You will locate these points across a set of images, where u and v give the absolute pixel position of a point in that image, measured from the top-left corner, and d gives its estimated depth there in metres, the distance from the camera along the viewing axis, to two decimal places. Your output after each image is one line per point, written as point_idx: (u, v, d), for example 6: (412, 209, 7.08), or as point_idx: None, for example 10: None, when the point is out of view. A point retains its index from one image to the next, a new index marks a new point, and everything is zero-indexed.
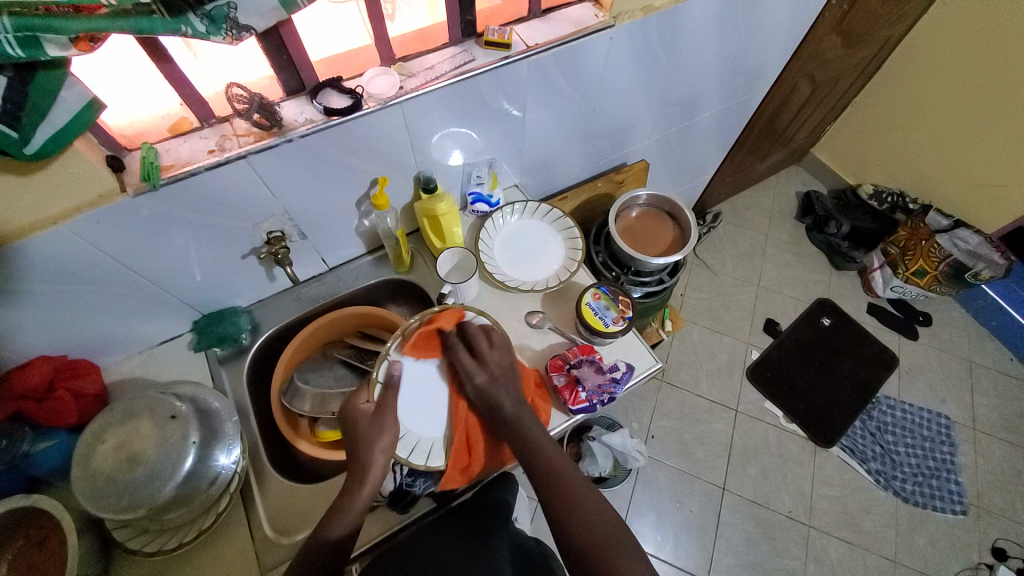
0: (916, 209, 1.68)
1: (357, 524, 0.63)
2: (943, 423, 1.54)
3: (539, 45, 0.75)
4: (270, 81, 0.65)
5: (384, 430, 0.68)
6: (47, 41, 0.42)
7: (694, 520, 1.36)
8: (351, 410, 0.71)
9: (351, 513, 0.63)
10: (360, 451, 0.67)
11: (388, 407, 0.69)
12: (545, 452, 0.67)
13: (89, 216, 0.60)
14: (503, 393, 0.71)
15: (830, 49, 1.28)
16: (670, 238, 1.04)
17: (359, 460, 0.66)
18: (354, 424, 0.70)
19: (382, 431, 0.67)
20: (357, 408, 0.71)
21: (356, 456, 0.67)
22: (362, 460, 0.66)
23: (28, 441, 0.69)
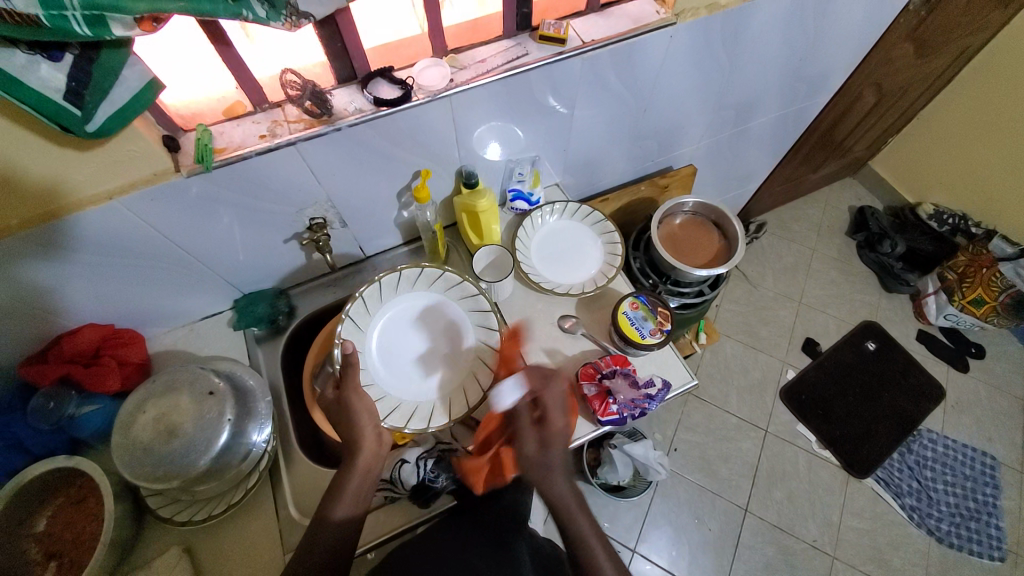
0: (979, 233, 1.57)
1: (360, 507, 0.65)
2: (989, 463, 1.45)
3: (595, 41, 0.72)
4: (323, 67, 0.65)
5: (358, 406, 0.68)
6: (112, 20, 0.42)
7: (712, 539, 1.33)
8: (322, 398, 0.70)
9: (352, 494, 0.64)
10: (346, 430, 0.67)
11: (354, 386, 0.68)
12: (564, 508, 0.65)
13: (144, 194, 0.61)
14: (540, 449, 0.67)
15: (902, 58, 1.20)
16: (714, 250, 1.00)
17: (350, 438, 0.67)
18: (330, 412, 0.69)
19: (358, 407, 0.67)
20: (324, 397, 0.70)
21: (346, 434, 0.67)
22: (351, 436, 0.67)
23: (74, 404, 0.72)
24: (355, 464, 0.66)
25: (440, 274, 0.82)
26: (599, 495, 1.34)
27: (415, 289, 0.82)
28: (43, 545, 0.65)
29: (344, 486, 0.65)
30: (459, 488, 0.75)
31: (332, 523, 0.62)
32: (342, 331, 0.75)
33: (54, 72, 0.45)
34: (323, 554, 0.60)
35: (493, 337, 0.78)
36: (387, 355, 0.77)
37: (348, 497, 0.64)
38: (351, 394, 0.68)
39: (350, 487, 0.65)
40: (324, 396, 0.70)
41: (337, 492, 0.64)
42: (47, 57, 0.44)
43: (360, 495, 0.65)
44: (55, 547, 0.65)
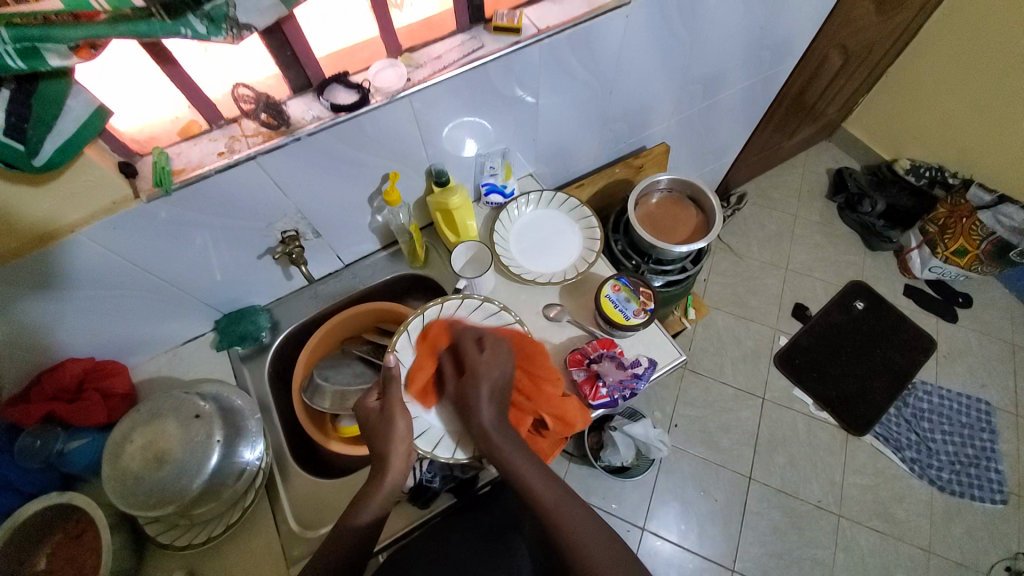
0: (956, 184, 1.59)
1: (382, 515, 0.64)
2: (983, 409, 1.47)
3: (550, 28, 0.72)
4: (275, 79, 0.64)
5: (396, 416, 0.67)
6: (47, 51, 0.41)
7: (719, 509, 1.34)
8: (364, 408, 0.70)
9: (376, 504, 0.64)
10: (379, 445, 0.66)
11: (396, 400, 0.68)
12: (526, 476, 0.63)
13: (105, 223, 0.60)
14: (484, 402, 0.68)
15: (863, 17, 1.20)
16: (693, 225, 1.00)
17: (380, 451, 0.65)
18: (367, 422, 0.69)
19: (393, 417, 0.66)
20: (366, 405, 0.70)
21: (378, 447, 0.66)
22: (380, 451, 0.65)
23: (60, 441, 0.71)
24: (382, 483, 0.64)
25: (496, 310, 0.77)
26: (603, 478, 1.36)
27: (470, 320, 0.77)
28: None
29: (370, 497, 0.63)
30: (458, 486, 0.75)
31: (358, 527, 0.62)
32: (397, 344, 0.73)
33: None
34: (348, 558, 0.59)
35: None
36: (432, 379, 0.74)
37: (373, 504, 0.63)
38: (393, 406, 0.68)
39: (374, 501, 0.63)
40: (367, 406, 0.70)
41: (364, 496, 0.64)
42: None
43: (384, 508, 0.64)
44: None
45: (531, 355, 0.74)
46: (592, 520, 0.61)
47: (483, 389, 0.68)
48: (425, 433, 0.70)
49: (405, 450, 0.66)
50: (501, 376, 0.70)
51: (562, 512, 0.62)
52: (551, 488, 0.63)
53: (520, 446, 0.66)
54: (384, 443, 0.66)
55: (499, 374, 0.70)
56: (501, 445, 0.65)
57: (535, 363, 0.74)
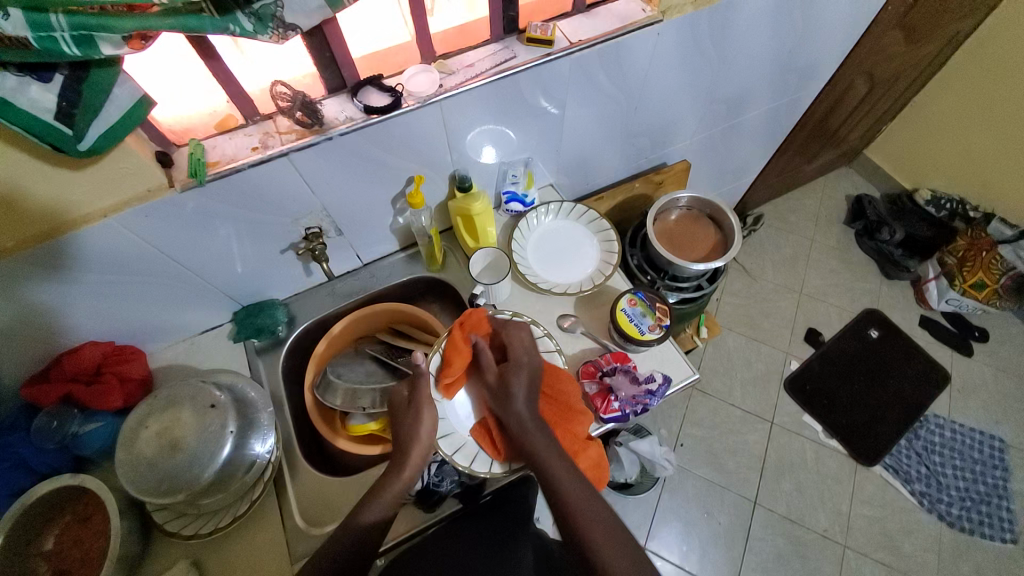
0: (977, 217, 1.57)
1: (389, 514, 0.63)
2: (997, 446, 1.44)
3: (582, 41, 0.73)
4: (312, 78, 0.66)
5: (423, 409, 0.68)
6: (101, 40, 0.42)
7: (721, 533, 1.32)
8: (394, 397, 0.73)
9: (386, 501, 0.63)
10: (404, 431, 0.67)
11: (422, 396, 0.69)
12: (555, 477, 0.62)
13: (138, 211, 0.62)
14: (523, 393, 0.68)
15: (891, 45, 1.20)
16: (711, 243, 1.00)
17: (400, 444, 0.66)
18: (395, 410, 0.71)
19: (420, 413, 0.68)
20: (399, 394, 0.72)
21: (400, 436, 0.67)
22: (401, 442, 0.67)
23: (75, 422, 0.72)
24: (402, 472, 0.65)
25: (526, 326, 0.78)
26: (606, 493, 1.34)
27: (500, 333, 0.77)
28: (50, 564, 0.65)
29: (383, 489, 0.64)
30: (465, 492, 0.74)
31: (362, 525, 0.62)
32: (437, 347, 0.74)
33: (43, 93, 0.46)
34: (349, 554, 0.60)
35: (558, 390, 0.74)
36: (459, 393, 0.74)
37: (381, 502, 0.63)
38: (421, 400, 0.69)
39: (392, 489, 0.64)
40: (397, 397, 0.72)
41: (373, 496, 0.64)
42: (36, 78, 0.45)
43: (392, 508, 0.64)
44: (63, 565, 0.65)
45: (556, 371, 0.73)
46: (616, 526, 0.60)
47: (522, 384, 0.69)
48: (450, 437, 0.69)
49: (427, 443, 0.66)
50: (535, 368, 0.71)
51: (582, 514, 0.60)
52: (577, 489, 0.62)
53: (552, 443, 0.65)
54: (411, 427, 0.67)
55: (530, 368, 0.71)
56: (533, 441, 0.65)
57: (555, 377, 0.73)
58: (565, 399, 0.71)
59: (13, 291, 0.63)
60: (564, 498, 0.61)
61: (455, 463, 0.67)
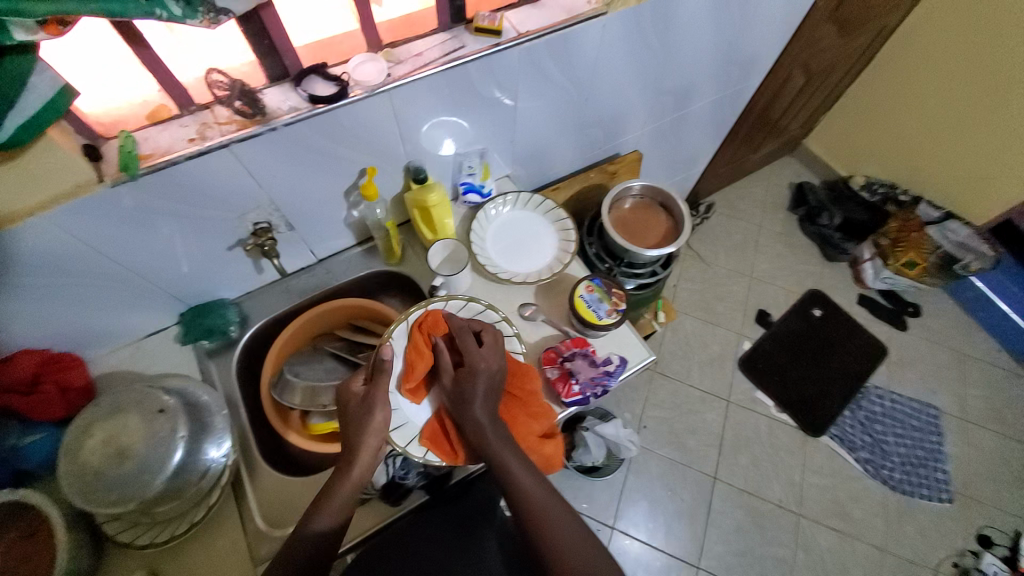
0: (907, 201, 1.70)
1: (341, 521, 0.62)
2: (929, 412, 1.56)
3: (530, 32, 0.74)
4: (251, 66, 0.63)
5: (375, 408, 0.66)
6: (13, 24, 0.40)
7: (685, 509, 1.38)
8: (346, 392, 0.69)
9: (336, 506, 0.62)
10: (353, 431, 0.65)
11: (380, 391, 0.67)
12: (523, 488, 0.61)
13: (69, 207, 0.58)
14: (481, 395, 0.66)
15: (825, 39, 1.27)
16: (663, 230, 1.04)
17: (351, 442, 0.64)
18: (347, 407, 0.68)
19: (372, 411, 0.65)
20: (350, 389, 0.69)
21: (349, 440, 0.65)
22: (351, 443, 0.64)
23: (15, 434, 0.69)
24: (351, 474, 0.63)
25: (478, 309, 0.78)
26: (575, 478, 1.37)
27: (450, 316, 0.78)
28: None
29: (335, 493, 0.62)
30: (431, 482, 0.75)
31: (313, 535, 0.60)
32: (392, 334, 0.73)
33: None
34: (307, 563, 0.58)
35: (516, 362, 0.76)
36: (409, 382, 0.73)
37: (329, 513, 0.61)
38: (376, 398, 0.66)
39: (340, 494, 0.62)
40: (349, 391, 0.69)
41: (323, 503, 0.62)
42: None
43: (344, 514, 0.62)
44: None
45: (522, 370, 0.73)
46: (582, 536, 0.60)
47: (480, 387, 0.66)
48: (401, 427, 0.69)
49: (377, 443, 0.65)
50: (494, 374, 0.68)
51: (549, 523, 0.60)
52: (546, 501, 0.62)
53: (518, 453, 0.64)
54: (359, 429, 0.65)
55: (494, 368, 0.68)
56: (502, 455, 0.63)
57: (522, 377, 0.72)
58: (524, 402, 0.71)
59: None
60: (530, 505, 0.61)
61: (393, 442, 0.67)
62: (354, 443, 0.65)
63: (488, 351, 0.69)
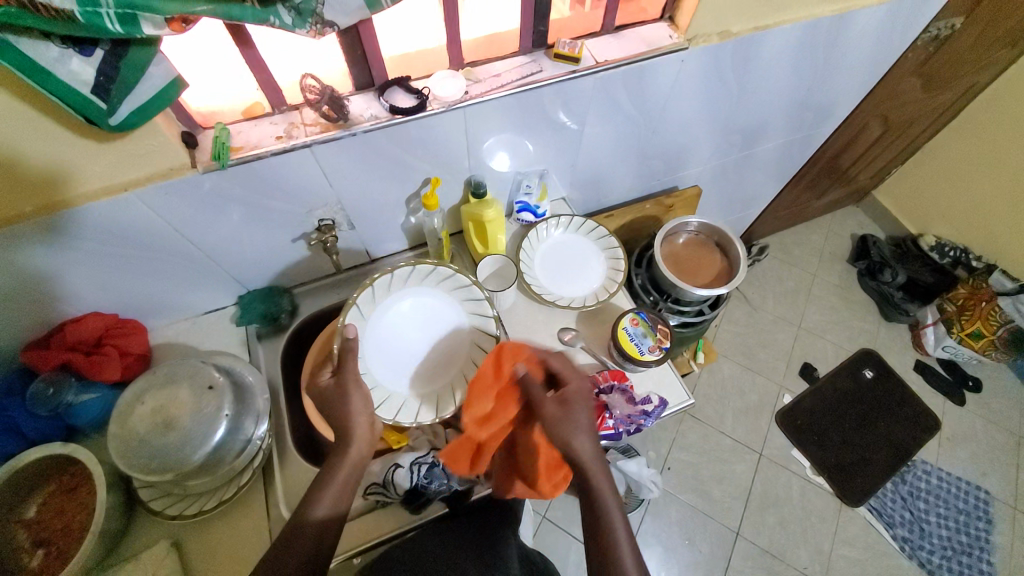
0: (979, 266, 1.60)
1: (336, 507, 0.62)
2: (982, 498, 1.44)
3: (608, 62, 0.74)
4: (342, 74, 0.67)
5: (350, 393, 0.67)
6: (144, 19, 0.43)
7: (701, 561, 1.32)
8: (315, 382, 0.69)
9: (334, 490, 0.62)
10: (339, 417, 0.66)
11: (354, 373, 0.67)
12: (595, 485, 0.61)
13: (157, 187, 0.62)
14: (583, 416, 0.65)
15: (908, 92, 1.22)
16: (716, 270, 1.01)
17: (342, 425, 0.66)
18: (323, 399, 0.68)
19: (348, 396, 0.66)
20: (319, 383, 0.69)
21: (342, 421, 0.66)
22: (344, 424, 0.65)
23: (72, 392, 0.72)
24: (348, 453, 0.64)
25: (450, 273, 0.81)
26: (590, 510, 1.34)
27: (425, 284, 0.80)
28: (31, 532, 0.65)
29: (334, 473, 0.63)
30: (452, 496, 0.76)
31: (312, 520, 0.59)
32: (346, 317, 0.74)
33: (83, 65, 0.46)
34: (311, 549, 0.57)
35: (484, 305, 0.80)
36: (380, 353, 0.76)
37: (328, 498, 0.61)
38: (347, 381, 0.67)
39: (339, 475, 0.63)
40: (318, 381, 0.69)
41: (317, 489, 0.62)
42: (78, 51, 0.45)
43: (342, 501, 0.62)
44: (43, 535, 0.65)
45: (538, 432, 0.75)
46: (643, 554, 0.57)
47: (584, 416, 0.65)
48: (387, 401, 0.73)
49: (368, 420, 0.66)
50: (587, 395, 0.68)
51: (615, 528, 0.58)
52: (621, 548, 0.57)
53: (603, 463, 0.63)
54: (343, 416, 0.66)
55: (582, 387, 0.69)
56: (597, 475, 0.62)
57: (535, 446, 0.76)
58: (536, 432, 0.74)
59: (14, 256, 0.63)
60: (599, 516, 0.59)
61: (380, 418, 0.71)
62: (344, 426, 0.66)
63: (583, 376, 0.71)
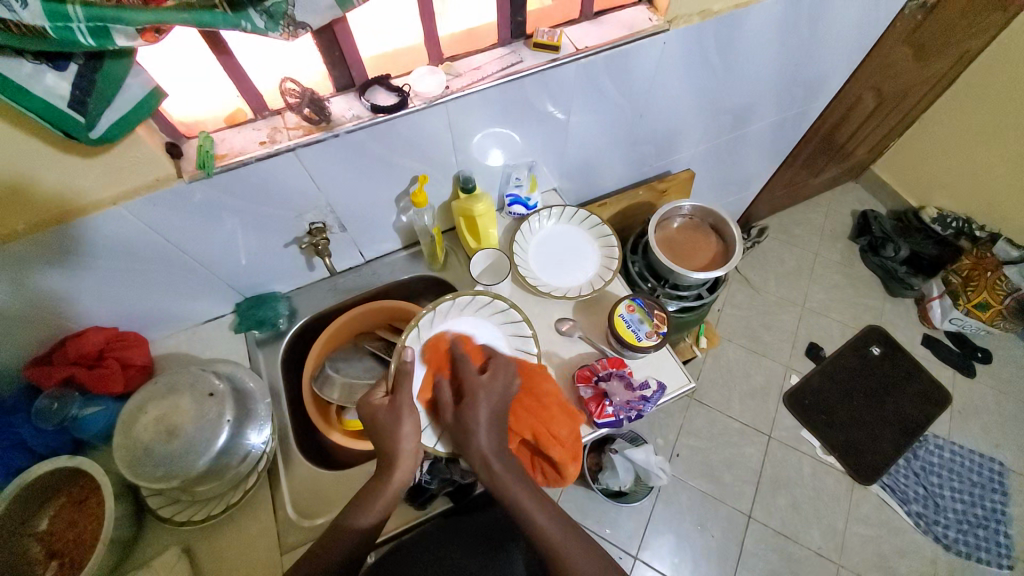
0: (983, 236, 1.57)
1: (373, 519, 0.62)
2: (996, 469, 1.43)
3: (589, 48, 0.73)
4: (323, 76, 0.67)
5: (404, 418, 0.65)
6: (116, 31, 0.43)
7: (714, 545, 1.31)
8: (366, 403, 0.68)
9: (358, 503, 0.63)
10: (385, 444, 0.65)
11: (406, 397, 0.67)
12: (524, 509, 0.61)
13: (146, 199, 0.63)
14: (482, 420, 0.64)
15: (899, 62, 1.20)
16: (712, 253, 1.00)
17: (388, 452, 0.64)
18: (372, 418, 0.67)
19: (401, 419, 0.65)
20: (372, 401, 0.68)
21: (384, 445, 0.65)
22: (389, 450, 0.64)
23: (77, 405, 0.73)
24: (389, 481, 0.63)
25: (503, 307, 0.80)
26: (600, 500, 1.34)
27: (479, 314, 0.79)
28: (44, 544, 0.67)
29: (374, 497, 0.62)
30: (456, 491, 0.75)
31: (357, 528, 0.61)
32: (408, 338, 0.74)
33: (58, 80, 0.47)
34: (347, 554, 0.60)
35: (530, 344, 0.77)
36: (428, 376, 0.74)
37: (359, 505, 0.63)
38: (400, 406, 0.66)
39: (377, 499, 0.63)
40: (370, 403, 0.68)
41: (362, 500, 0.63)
42: (52, 67, 0.46)
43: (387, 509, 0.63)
44: (56, 546, 0.67)
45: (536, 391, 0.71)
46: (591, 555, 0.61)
47: (482, 411, 0.65)
48: (431, 428, 0.71)
49: (412, 447, 0.65)
50: (501, 397, 0.68)
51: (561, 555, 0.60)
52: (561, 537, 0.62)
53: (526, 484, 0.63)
54: (392, 441, 0.64)
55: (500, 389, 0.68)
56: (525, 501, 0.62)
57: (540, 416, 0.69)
58: (546, 399, 0.70)
59: (25, 279, 0.65)
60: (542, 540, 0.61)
61: (422, 443, 0.69)
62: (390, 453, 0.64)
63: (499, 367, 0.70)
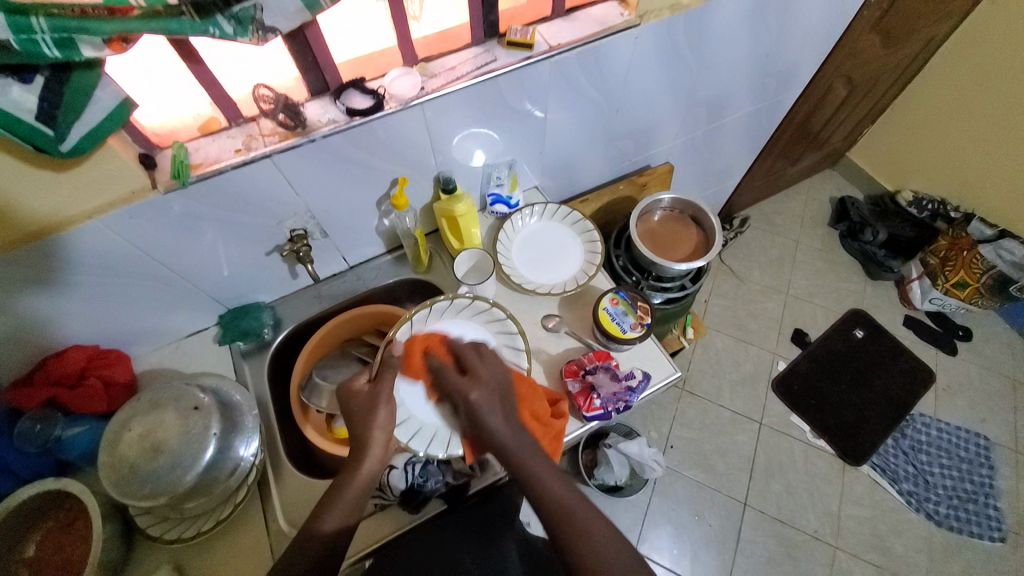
0: (958, 217, 1.60)
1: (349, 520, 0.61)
2: (981, 444, 1.46)
3: (563, 44, 0.74)
4: (296, 82, 0.66)
5: (379, 406, 0.66)
6: (81, 42, 0.43)
7: (713, 535, 1.32)
8: (349, 390, 0.69)
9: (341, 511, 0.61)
10: (359, 429, 0.65)
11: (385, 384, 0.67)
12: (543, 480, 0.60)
13: (123, 212, 0.62)
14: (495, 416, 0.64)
15: (868, 50, 1.23)
16: (694, 243, 1.01)
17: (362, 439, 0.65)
18: (350, 404, 0.68)
19: (376, 407, 0.65)
20: (353, 386, 0.69)
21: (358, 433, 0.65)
22: (361, 436, 0.65)
23: (60, 426, 0.72)
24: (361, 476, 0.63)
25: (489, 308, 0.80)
26: (596, 496, 1.34)
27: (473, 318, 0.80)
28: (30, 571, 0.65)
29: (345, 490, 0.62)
30: (450, 491, 0.74)
31: (323, 535, 0.59)
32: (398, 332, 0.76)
33: (25, 94, 0.46)
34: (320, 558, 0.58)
35: (521, 356, 0.77)
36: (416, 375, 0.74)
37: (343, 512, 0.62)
38: (379, 394, 0.66)
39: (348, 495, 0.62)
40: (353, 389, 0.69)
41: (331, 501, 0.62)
42: (18, 80, 0.45)
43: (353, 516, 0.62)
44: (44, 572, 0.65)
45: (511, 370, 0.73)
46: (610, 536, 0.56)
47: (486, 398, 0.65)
48: (405, 422, 0.71)
49: (384, 437, 0.65)
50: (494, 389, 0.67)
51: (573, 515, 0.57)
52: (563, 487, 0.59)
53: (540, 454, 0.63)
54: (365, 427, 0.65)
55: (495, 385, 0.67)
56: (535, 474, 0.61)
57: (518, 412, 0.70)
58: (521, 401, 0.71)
59: (5, 301, 0.65)
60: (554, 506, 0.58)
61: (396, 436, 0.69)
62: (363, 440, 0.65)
63: (489, 361, 0.69)
